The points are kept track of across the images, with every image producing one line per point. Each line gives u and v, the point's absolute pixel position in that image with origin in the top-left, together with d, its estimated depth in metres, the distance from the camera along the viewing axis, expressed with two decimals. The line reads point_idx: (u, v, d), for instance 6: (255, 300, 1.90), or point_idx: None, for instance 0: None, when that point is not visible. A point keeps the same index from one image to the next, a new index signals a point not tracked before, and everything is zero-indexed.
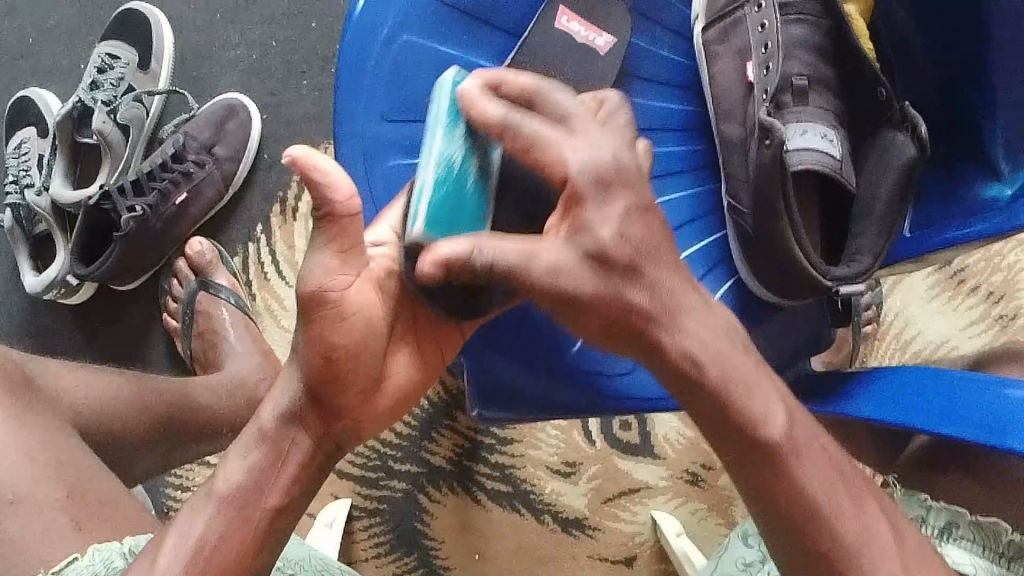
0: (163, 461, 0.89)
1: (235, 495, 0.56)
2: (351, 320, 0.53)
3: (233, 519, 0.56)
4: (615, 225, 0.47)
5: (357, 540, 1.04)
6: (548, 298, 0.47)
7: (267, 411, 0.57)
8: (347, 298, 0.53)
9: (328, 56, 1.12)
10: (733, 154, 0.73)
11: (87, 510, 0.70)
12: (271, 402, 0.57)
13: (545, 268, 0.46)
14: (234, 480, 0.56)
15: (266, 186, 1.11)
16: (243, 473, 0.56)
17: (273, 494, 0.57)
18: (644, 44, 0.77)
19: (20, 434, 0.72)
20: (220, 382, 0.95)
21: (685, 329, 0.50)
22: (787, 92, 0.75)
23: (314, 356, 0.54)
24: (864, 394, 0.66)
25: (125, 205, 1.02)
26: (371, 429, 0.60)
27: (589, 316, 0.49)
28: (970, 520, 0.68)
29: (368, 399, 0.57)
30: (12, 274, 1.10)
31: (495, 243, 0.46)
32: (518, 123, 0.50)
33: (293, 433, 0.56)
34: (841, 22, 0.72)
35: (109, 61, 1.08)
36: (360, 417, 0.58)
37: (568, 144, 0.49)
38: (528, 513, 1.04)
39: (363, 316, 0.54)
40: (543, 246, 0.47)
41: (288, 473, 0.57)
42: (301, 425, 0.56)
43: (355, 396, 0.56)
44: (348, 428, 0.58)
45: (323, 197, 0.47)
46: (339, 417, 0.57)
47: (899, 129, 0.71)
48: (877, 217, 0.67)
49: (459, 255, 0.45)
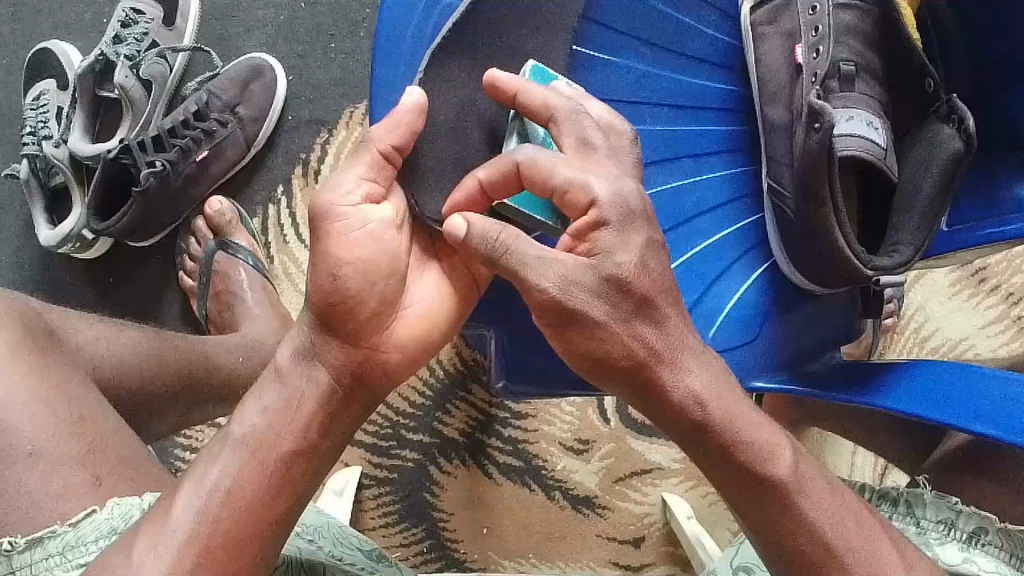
0: (178, 420, 0.88)
1: (249, 447, 0.56)
2: (356, 237, 0.55)
3: (257, 471, 0.55)
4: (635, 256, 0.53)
5: (366, 509, 1.03)
6: (556, 310, 0.52)
7: (284, 350, 0.58)
8: (354, 217, 0.55)
9: (357, 21, 1.11)
10: (777, 137, 0.72)
11: (103, 467, 0.69)
12: (290, 343, 0.58)
13: (557, 280, 0.51)
14: (253, 423, 0.57)
15: (287, 149, 1.10)
16: (259, 417, 0.57)
17: (287, 450, 0.56)
18: (690, 21, 0.76)
19: (37, 386, 0.71)
20: (238, 344, 0.95)
21: (688, 369, 0.55)
22: (834, 77, 0.73)
23: (322, 280, 0.55)
24: (895, 387, 0.66)
25: (144, 160, 1.00)
26: (398, 365, 0.60)
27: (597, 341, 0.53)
28: (1000, 526, 0.66)
29: (382, 326, 0.58)
30: (28, 226, 1.09)
31: (519, 237, 0.52)
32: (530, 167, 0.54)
33: (308, 370, 0.57)
34: (893, 13, 0.72)
35: (134, 16, 1.06)
36: (381, 347, 0.58)
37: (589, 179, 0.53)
38: (537, 489, 1.04)
39: (376, 238, 0.56)
40: (563, 262, 0.52)
41: (304, 416, 0.57)
42: (318, 360, 0.57)
43: (370, 320, 0.57)
44: (370, 363, 0.58)
45: (387, 129, 0.57)
46: (356, 348, 0.57)
47: (945, 121, 0.70)
48: (920, 209, 0.66)
49: (498, 232, 0.52)
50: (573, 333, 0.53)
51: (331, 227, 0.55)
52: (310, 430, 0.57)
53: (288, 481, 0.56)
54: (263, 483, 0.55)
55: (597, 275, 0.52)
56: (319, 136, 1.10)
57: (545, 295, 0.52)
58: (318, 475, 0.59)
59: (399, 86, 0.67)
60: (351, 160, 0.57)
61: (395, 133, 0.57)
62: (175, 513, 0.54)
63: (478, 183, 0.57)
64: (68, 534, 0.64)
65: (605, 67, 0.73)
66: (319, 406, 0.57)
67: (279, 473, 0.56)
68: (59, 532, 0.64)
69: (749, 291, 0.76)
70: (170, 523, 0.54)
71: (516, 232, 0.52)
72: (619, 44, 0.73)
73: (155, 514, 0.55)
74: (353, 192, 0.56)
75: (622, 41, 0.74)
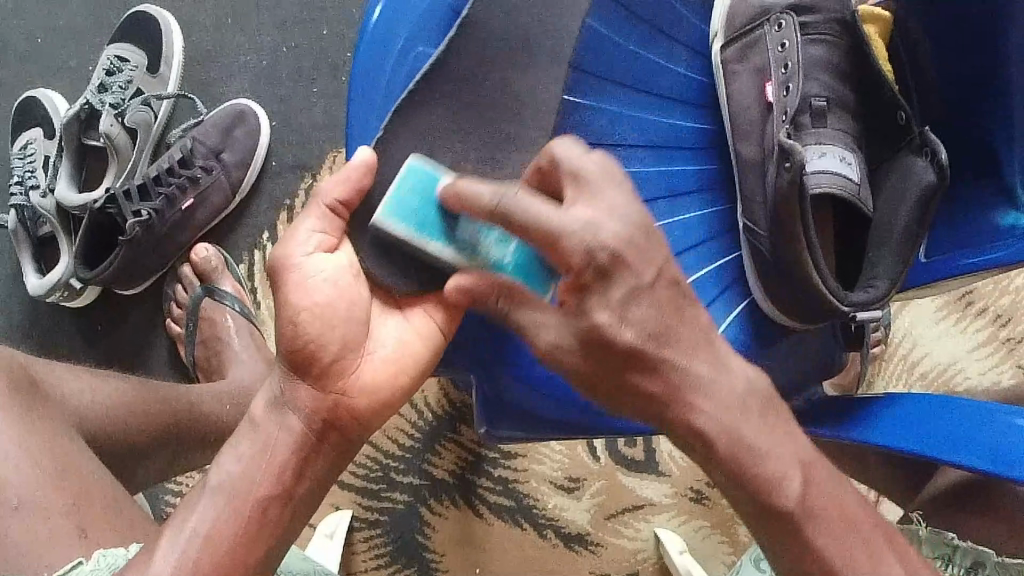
0: (164, 470, 0.88)
1: (226, 496, 0.56)
2: (314, 283, 0.57)
3: (234, 517, 0.56)
4: (616, 311, 0.52)
5: (357, 551, 1.02)
6: (565, 369, 0.54)
7: (259, 401, 0.59)
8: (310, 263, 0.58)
9: (339, 64, 1.11)
10: (750, 175, 0.72)
11: (87, 518, 0.69)
12: (265, 393, 0.60)
13: (546, 343, 0.54)
14: (230, 471, 0.57)
15: (272, 193, 1.10)
16: (236, 466, 0.57)
17: (260, 500, 0.56)
18: (662, 61, 0.76)
19: (21, 440, 0.71)
20: (224, 391, 0.94)
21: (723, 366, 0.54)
22: (805, 113, 0.74)
23: (285, 328, 0.57)
24: (877, 421, 0.65)
25: (130, 209, 1.01)
26: (368, 410, 0.61)
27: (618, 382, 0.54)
28: (996, 561, 0.68)
29: (345, 370, 0.59)
30: (15, 274, 1.09)
31: (512, 295, 0.55)
32: (503, 210, 0.52)
33: (280, 417, 0.58)
34: (863, 46, 0.73)
35: (119, 63, 1.07)
36: (349, 391, 0.59)
37: (565, 225, 0.51)
38: (529, 527, 1.03)
39: (334, 284, 0.58)
40: (550, 323, 0.54)
41: (278, 460, 0.58)
42: (289, 408, 0.58)
43: (334, 363, 0.58)
44: (339, 408, 0.59)
45: (333, 182, 0.57)
46: (323, 392, 0.58)
47: (919, 153, 0.70)
48: (895, 243, 0.67)
49: (482, 290, 0.56)
50: (591, 383, 0.55)
51: (290, 276, 0.57)
52: (285, 476, 0.57)
53: (264, 529, 0.56)
54: (239, 533, 0.55)
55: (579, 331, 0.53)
56: (302, 181, 1.10)
57: (542, 353, 0.55)
58: (295, 524, 0.59)
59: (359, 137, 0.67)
60: (306, 209, 0.58)
61: (344, 188, 0.57)
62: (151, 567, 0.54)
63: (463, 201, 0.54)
64: None
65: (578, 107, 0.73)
66: (293, 453, 0.58)
67: (256, 517, 0.56)
68: None
69: (730, 329, 0.76)
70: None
71: (509, 288, 0.55)
72: (590, 86, 0.73)
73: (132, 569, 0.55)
74: (309, 243, 0.58)
75: (592, 82, 0.73)
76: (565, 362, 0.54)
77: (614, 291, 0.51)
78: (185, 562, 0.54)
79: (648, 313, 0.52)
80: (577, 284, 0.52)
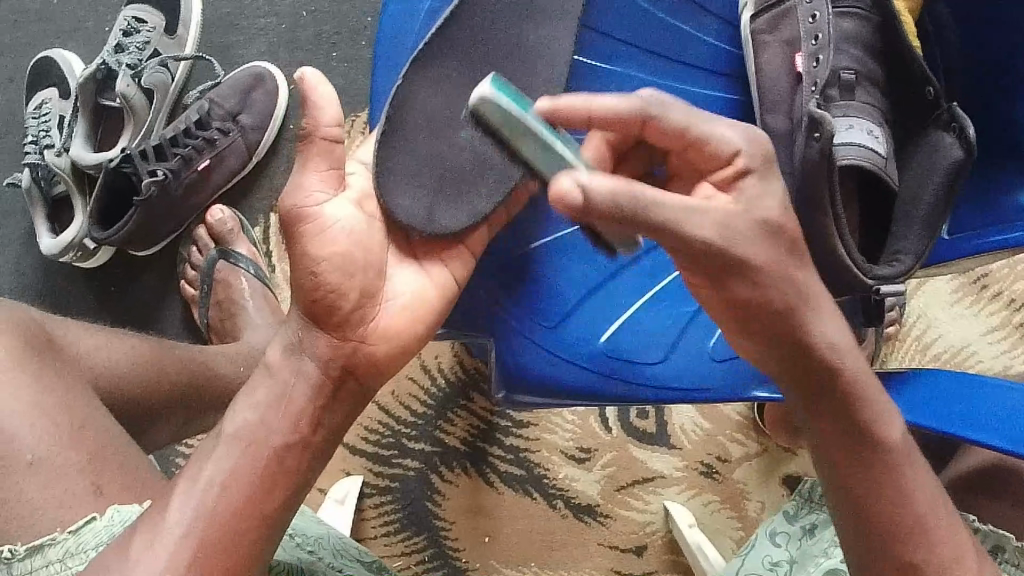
0: (178, 430, 0.88)
1: (243, 443, 0.56)
2: (332, 233, 0.57)
3: (250, 467, 0.55)
4: (776, 199, 0.52)
5: (367, 517, 1.03)
6: (706, 256, 0.49)
7: (274, 352, 0.59)
8: (324, 214, 0.56)
9: (359, 29, 1.11)
10: (777, 145, 0.72)
11: (103, 476, 0.69)
12: (278, 343, 0.59)
13: (708, 226, 0.48)
14: (244, 420, 0.57)
15: (289, 157, 1.10)
16: (252, 414, 0.57)
17: (277, 453, 0.56)
18: (690, 28, 0.76)
19: (38, 397, 0.71)
20: (239, 353, 0.94)
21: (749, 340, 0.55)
22: (834, 86, 0.74)
23: (305, 279, 0.56)
24: (898, 397, 0.65)
25: (146, 169, 1.00)
26: (385, 357, 0.61)
27: (737, 284, 0.51)
28: (1017, 546, 0.68)
29: (367, 318, 0.59)
30: (29, 233, 1.09)
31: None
32: (654, 110, 0.49)
33: (297, 363, 0.58)
34: (895, 22, 0.72)
35: (137, 24, 1.07)
36: (367, 339, 0.60)
37: (733, 129, 0.51)
38: (539, 497, 1.04)
39: (349, 234, 0.57)
40: (709, 208, 0.49)
41: (294, 412, 0.57)
42: (305, 355, 0.58)
43: (356, 309, 0.58)
44: (357, 355, 0.59)
45: (311, 114, 0.52)
46: (343, 339, 0.58)
47: (947, 129, 0.70)
48: (922, 218, 0.67)
49: (615, 185, 0.44)
50: (699, 269, 0.51)
51: (305, 230, 0.55)
52: (301, 426, 0.57)
53: (283, 483, 0.57)
54: (259, 486, 0.55)
55: (745, 226, 0.50)
56: None
57: (702, 240, 0.48)
58: (310, 481, 0.59)
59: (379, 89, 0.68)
60: (303, 153, 0.55)
61: (328, 114, 0.52)
62: (167, 518, 0.54)
63: (586, 114, 0.50)
64: (68, 542, 0.64)
65: (602, 75, 0.73)
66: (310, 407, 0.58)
67: (273, 468, 0.56)
68: (58, 540, 0.64)
69: None
70: (163, 528, 0.54)
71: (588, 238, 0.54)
72: (609, 49, 0.73)
73: (151, 521, 0.55)
74: (319, 191, 0.56)
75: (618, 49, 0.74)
76: (725, 253, 0.49)
77: (768, 189, 0.52)
78: (203, 516, 0.54)
79: (750, 233, 0.52)
80: (743, 168, 0.51)
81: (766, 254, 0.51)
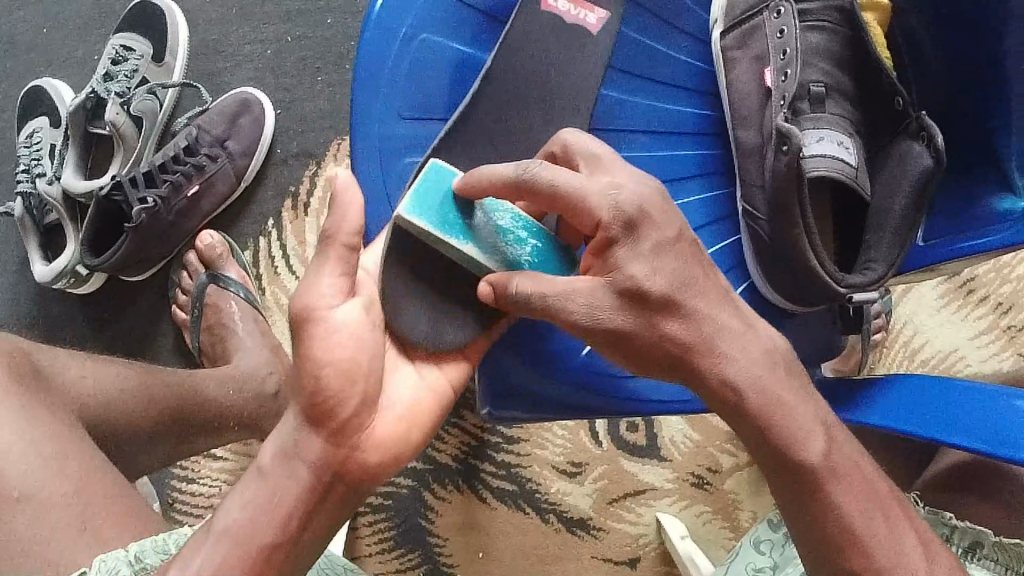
0: (168, 455, 0.89)
1: (236, 527, 0.55)
2: (338, 340, 0.55)
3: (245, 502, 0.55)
4: (647, 264, 0.54)
5: (361, 536, 1.04)
6: (597, 334, 0.55)
7: (266, 452, 0.57)
8: (332, 317, 0.56)
9: (344, 52, 1.12)
10: (750, 159, 0.73)
11: (95, 500, 0.70)
12: (271, 442, 0.57)
13: (581, 304, 0.54)
14: (234, 517, 0.55)
15: (278, 180, 1.11)
16: (241, 513, 0.55)
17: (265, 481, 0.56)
18: (662, 47, 0.78)
19: (29, 425, 0.72)
20: (230, 376, 0.95)
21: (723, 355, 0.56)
22: (804, 99, 0.76)
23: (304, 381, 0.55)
24: (875, 403, 0.66)
25: (136, 196, 1.01)
26: (377, 467, 0.58)
27: (628, 348, 0.56)
28: (993, 541, 0.69)
29: (361, 426, 0.57)
30: (23, 262, 1.10)
31: (523, 280, 0.56)
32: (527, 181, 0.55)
33: (290, 467, 0.56)
34: (862, 35, 0.73)
35: (125, 53, 1.08)
36: (361, 446, 0.57)
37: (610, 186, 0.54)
38: (533, 512, 1.04)
39: (354, 337, 0.56)
40: (581, 284, 0.55)
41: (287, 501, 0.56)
42: (299, 456, 0.56)
43: (355, 413, 0.56)
44: (350, 461, 0.57)
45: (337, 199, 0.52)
46: (336, 447, 0.56)
47: (916, 138, 0.71)
48: (892, 227, 0.68)
49: (502, 281, 0.56)
50: (620, 350, 0.56)
51: (313, 331, 0.55)
52: (291, 518, 0.56)
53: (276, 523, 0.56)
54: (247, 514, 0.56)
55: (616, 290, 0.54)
56: (307, 169, 1.11)
57: (578, 323, 0.55)
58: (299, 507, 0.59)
59: (378, 133, 0.69)
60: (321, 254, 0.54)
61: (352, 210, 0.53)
62: None
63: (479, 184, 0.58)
64: None
65: None
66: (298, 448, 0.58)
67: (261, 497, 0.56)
68: None
69: None
70: None
71: (532, 274, 0.56)
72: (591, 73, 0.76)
73: None
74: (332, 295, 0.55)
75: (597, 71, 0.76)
76: (600, 327, 0.55)
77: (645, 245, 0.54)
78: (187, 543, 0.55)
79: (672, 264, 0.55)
80: (607, 239, 0.54)
81: (641, 314, 0.55)
